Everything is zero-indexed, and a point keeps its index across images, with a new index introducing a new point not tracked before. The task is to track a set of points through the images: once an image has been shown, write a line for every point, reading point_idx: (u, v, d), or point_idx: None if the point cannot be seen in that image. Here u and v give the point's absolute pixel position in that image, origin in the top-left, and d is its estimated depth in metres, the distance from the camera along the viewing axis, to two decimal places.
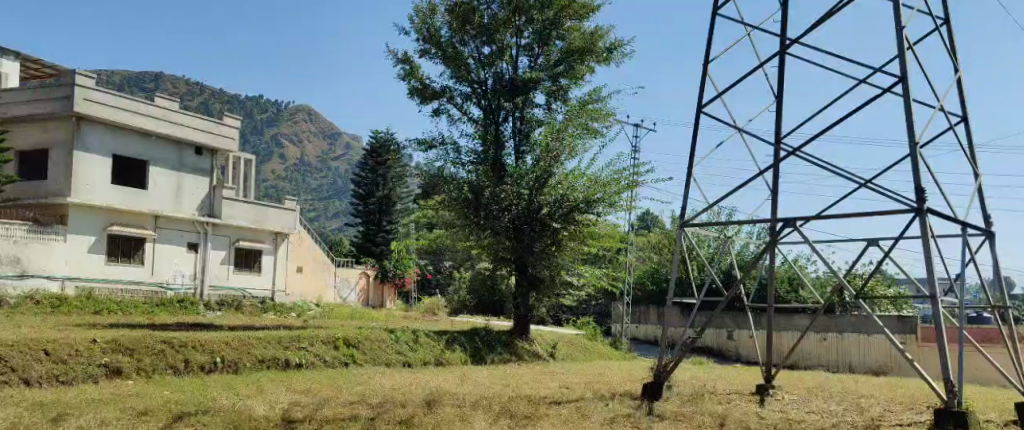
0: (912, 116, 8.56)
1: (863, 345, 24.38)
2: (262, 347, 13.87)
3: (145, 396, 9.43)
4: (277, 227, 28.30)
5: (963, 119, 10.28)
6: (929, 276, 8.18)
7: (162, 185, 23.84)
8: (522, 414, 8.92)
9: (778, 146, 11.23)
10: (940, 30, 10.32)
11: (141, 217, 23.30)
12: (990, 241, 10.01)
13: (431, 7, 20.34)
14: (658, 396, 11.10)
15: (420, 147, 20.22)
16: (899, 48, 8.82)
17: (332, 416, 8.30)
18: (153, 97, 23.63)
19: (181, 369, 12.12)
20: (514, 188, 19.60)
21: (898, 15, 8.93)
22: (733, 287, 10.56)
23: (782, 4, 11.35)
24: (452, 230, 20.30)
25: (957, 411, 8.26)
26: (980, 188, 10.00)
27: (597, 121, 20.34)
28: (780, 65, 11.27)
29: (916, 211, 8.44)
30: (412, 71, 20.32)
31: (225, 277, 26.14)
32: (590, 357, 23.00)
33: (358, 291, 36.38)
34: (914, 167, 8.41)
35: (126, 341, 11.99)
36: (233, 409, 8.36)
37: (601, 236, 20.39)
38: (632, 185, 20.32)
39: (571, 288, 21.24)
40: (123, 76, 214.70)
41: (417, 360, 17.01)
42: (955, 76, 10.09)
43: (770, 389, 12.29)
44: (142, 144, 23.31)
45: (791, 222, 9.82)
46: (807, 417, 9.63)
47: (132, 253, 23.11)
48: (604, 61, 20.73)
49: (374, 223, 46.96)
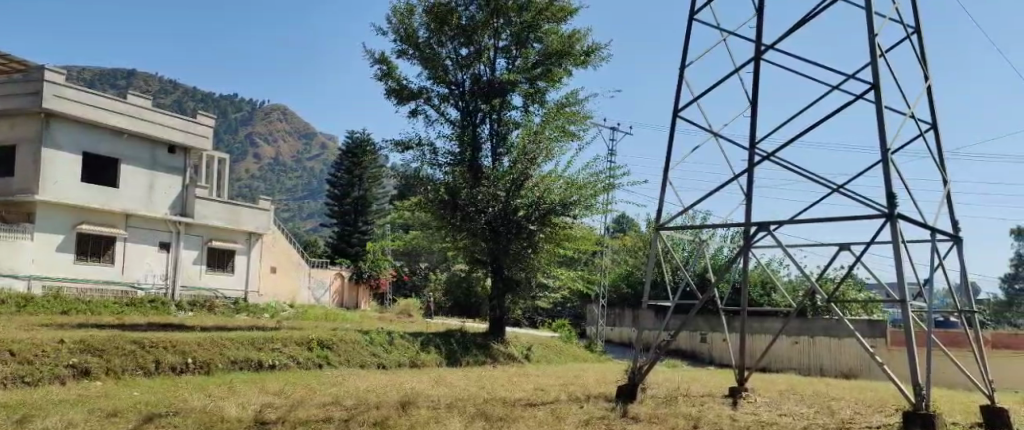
0: (884, 123, 8.73)
1: (834, 349, 24.79)
2: (235, 348, 13.74)
3: (115, 396, 9.33)
4: (251, 227, 27.95)
5: (933, 127, 10.50)
6: (900, 281, 8.33)
7: (134, 184, 23.45)
8: (497, 416, 8.95)
9: (752, 152, 11.38)
10: (911, 38, 10.52)
11: (112, 216, 22.91)
12: (958, 246, 10.23)
13: (408, 8, 20.29)
14: (633, 397, 11.19)
15: (396, 148, 20.16)
16: (872, 55, 8.99)
17: (306, 417, 8.30)
18: (126, 96, 23.23)
19: (152, 370, 11.97)
20: (491, 189, 19.62)
21: (871, 23, 9.10)
22: (707, 290, 10.50)
23: (757, 12, 11.48)
24: (429, 231, 20.29)
25: (924, 413, 8.45)
26: (949, 195, 10.22)
27: (573, 125, 20.46)
28: (755, 71, 11.40)
29: (887, 217, 8.60)
30: (389, 72, 20.25)
31: (198, 277, 25.80)
32: (566, 359, 23.06)
33: (332, 292, 36.10)
34: (885, 173, 8.58)
35: (96, 341, 11.84)
36: (205, 410, 8.31)
37: (577, 239, 20.52)
38: (608, 188, 20.50)
39: (546, 291, 21.29)
40: (93, 73, 211.15)
41: (392, 362, 16.94)
42: (924, 83, 10.30)
43: (743, 391, 12.43)
44: (115, 143, 22.95)
45: (764, 226, 9.92)
46: (779, 420, 9.76)
47: (102, 252, 22.73)
48: (581, 64, 20.81)
49: (350, 224, 46.62)
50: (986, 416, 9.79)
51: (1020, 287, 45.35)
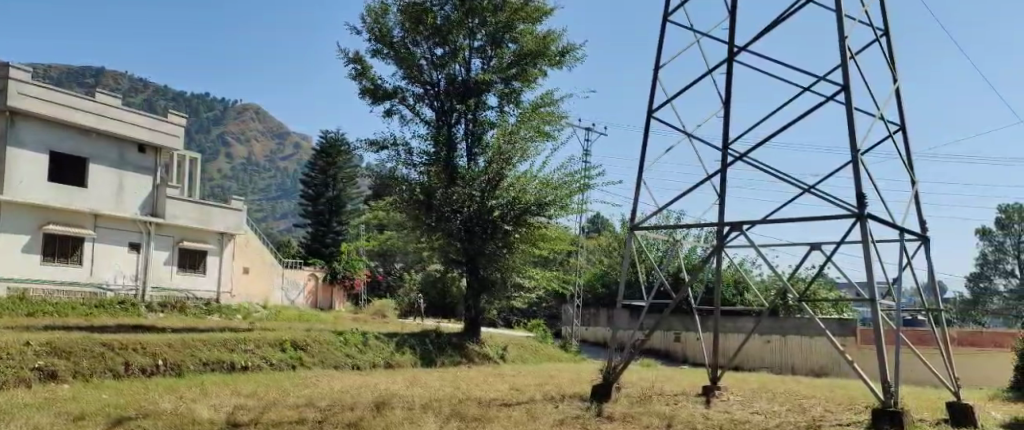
0: (853, 124, 8.90)
1: (804, 348, 25.19)
2: (206, 349, 13.58)
3: (85, 399, 9.23)
4: (223, 227, 27.53)
5: (901, 128, 10.73)
6: (869, 280, 8.50)
7: (103, 184, 23.01)
8: (472, 416, 8.96)
9: (724, 153, 11.55)
10: (880, 41, 10.74)
11: (79, 216, 22.50)
12: (926, 245, 10.47)
13: (383, 7, 20.24)
14: (607, 397, 11.27)
15: (371, 148, 20.09)
16: (842, 57, 9.17)
17: (278, 419, 8.20)
18: (94, 94, 22.71)
19: (122, 372, 11.81)
20: (466, 189, 19.61)
21: (841, 25, 9.28)
22: (681, 290, 10.55)
23: (729, 13, 11.65)
24: (403, 231, 20.20)
25: (892, 410, 8.64)
26: (917, 194, 10.45)
27: (548, 125, 20.56)
28: (727, 72, 11.56)
29: (857, 218, 8.78)
30: (364, 71, 20.17)
31: (168, 278, 25.41)
32: (541, 359, 23.11)
33: (306, 293, 35.73)
34: (855, 173, 8.75)
35: (62, 343, 11.65)
36: (176, 412, 8.18)
37: (552, 239, 20.59)
38: (583, 189, 20.64)
39: (522, 291, 21.30)
40: (60, 69, 207.19)
41: (366, 362, 16.82)
42: (893, 86, 10.52)
43: (716, 390, 12.58)
44: (82, 142, 22.50)
45: (736, 226, 10.07)
46: (751, 418, 9.89)
47: (69, 252, 22.31)
48: (556, 64, 20.93)
49: (324, 223, 46.29)
50: (952, 413, 10.00)
51: (986, 286, 46.34)
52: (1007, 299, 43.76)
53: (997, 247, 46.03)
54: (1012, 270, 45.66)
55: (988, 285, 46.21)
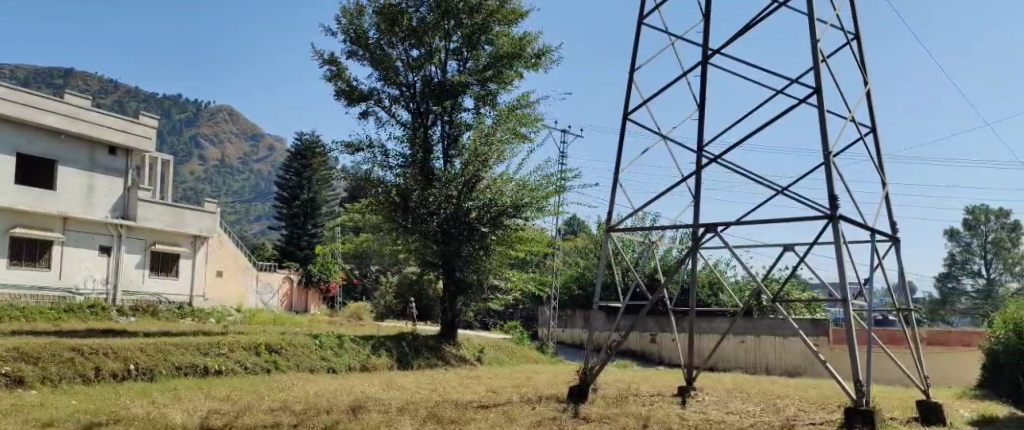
0: (825, 127, 9.07)
1: (779, 348, 25.53)
2: (179, 353, 13.41)
3: (52, 405, 9.09)
4: (196, 230, 27.16)
5: (872, 130, 10.98)
6: (841, 280, 8.64)
7: (72, 186, 22.58)
8: (449, 418, 8.97)
9: (699, 154, 11.72)
10: (851, 45, 11.01)
11: (47, 219, 22.11)
12: (896, 246, 10.71)
13: (358, 8, 20.16)
14: (584, 399, 11.31)
15: (346, 149, 19.97)
16: (814, 60, 9.35)
17: (252, 423, 8.13)
18: (63, 94, 22.34)
19: (92, 377, 11.65)
20: (442, 191, 19.64)
21: (813, 28, 9.46)
22: (657, 290, 10.43)
23: (703, 16, 11.82)
24: (379, 234, 19.99)
25: (863, 409, 8.81)
26: (888, 196, 10.69)
27: (525, 127, 20.62)
28: (702, 75, 11.74)
29: (829, 219, 8.95)
30: (339, 72, 20.06)
31: (140, 281, 25.02)
32: (517, 361, 23.18)
33: (280, 296, 35.37)
34: (827, 176, 8.91)
35: (30, 349, 11.44)
36: (149, 418, 8.10)
37: (528, 240, 20.66)
38: (559, 190, 20.74)
39: (498, 292, 21.32)
40: (27, 70, 202.66)
41: (342, 366, 16.74)
42: (863, 88, 10.77)
43: (691, 390, 12.70)
44: (50, 144, 22.06)
45: (711, 228, 10.20)
46: (726, 418, 10.00)
47: (37, 256, 21.94)
48: (532, 66, 21.02)
49: (299, 226, 45.91)
50: (922, 411, 10.22)
51: (954, 286, 47.16)
52: (974, 299, 44.84)
53: (964, 247, 46.99)
54: (979, 271, 46.66)
55: (955, 285, 47.15)
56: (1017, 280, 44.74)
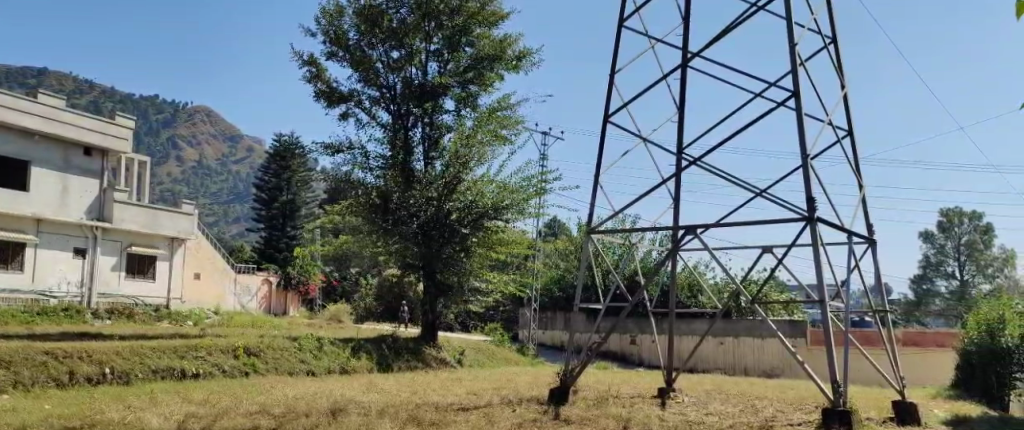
0: (803, 129, 9.19)
1: (756, 349, 25.83)
2: (157, 356, 13.26)
3: (25, 410, 8.93)
4: (173, 231, 26.85)
5: (849, 133, 11.13)
6: (819, 281, 8.74)
7: (46, 188, 22.24)
8: (429, 421, 8.96)
9: (680, 157, 11.80)
10: (828, 49, 11.15)
11: (21, 221, 21.75)
12: (872, 247, 10.88)
13: (338, 9, 20.05)
14: (564, 401, 11.31)
15: (327, 151, 19.87)
16: (792, 64, 9.46)
17: (231, 426, 8.07)
18: (37, 94, 21.93)
19: (66, 382, 11.47)
20: (422, 192, 19.59)
21: (791, 33, 9.58)
22: (637, 292, 10.36)
23: (684, 20, 11.92)
24: (359, 236, 19.71)
25: (841, 410, 8.89)
26: (865, 199, 10.86)
27: (505, 128, 20.63)
28: (681, 77, 11.83)
29: (807, 221, 9.06)
30: (318, 73, 19.97)
31: (116, 283, 24.69)
32: (497, 362, 23.19)
33: (259, 298, 35.02)
34: (805, 178, 9.03)
35: (2, 354, 11.22)
36: (123, 422, 7.98)
37: (509, 242, 20.63)
38: (540, 193, 20.80)
39: (479, 294, 21.30)
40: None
41: (321, 368, 16.62)
42: (840, 91, 10.93)
43: (671, 392, 12.76)
44: (23, 145, 21.70)
45: (692, 230, 10.25)
46: (705, 419, 10.08)
47: (9, 259, 21.54)
48: (513, 68, 21.03)
49: (278, 228, 45.58)
50: (898, 411, 10.34)
51: (928, 287, 47.87)
52: (948, 300, 45.54)
53: (938, 249, 47.66)
54: (952, 272, 47.36)
55: (929, 286, 47.89)
56: (989, 282, 45.62)
